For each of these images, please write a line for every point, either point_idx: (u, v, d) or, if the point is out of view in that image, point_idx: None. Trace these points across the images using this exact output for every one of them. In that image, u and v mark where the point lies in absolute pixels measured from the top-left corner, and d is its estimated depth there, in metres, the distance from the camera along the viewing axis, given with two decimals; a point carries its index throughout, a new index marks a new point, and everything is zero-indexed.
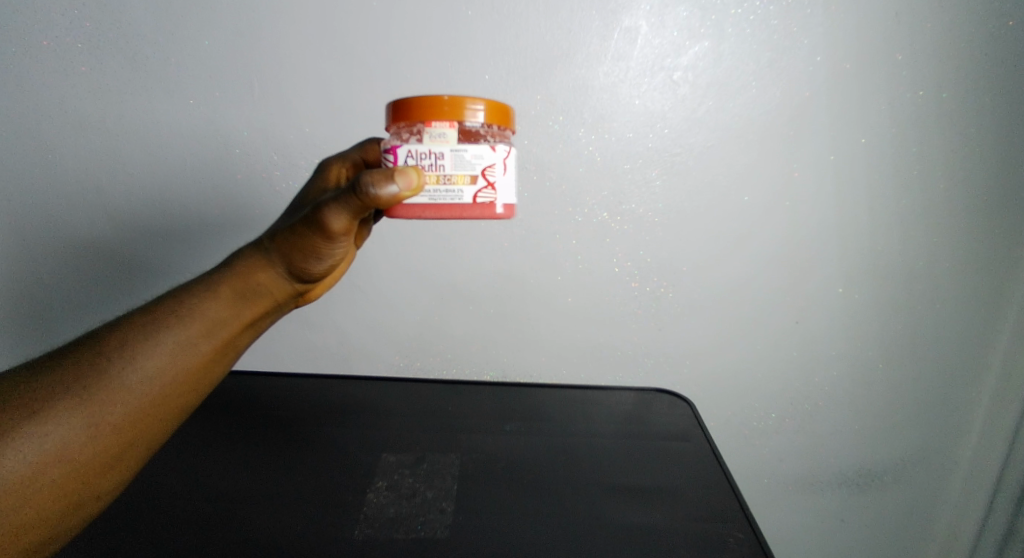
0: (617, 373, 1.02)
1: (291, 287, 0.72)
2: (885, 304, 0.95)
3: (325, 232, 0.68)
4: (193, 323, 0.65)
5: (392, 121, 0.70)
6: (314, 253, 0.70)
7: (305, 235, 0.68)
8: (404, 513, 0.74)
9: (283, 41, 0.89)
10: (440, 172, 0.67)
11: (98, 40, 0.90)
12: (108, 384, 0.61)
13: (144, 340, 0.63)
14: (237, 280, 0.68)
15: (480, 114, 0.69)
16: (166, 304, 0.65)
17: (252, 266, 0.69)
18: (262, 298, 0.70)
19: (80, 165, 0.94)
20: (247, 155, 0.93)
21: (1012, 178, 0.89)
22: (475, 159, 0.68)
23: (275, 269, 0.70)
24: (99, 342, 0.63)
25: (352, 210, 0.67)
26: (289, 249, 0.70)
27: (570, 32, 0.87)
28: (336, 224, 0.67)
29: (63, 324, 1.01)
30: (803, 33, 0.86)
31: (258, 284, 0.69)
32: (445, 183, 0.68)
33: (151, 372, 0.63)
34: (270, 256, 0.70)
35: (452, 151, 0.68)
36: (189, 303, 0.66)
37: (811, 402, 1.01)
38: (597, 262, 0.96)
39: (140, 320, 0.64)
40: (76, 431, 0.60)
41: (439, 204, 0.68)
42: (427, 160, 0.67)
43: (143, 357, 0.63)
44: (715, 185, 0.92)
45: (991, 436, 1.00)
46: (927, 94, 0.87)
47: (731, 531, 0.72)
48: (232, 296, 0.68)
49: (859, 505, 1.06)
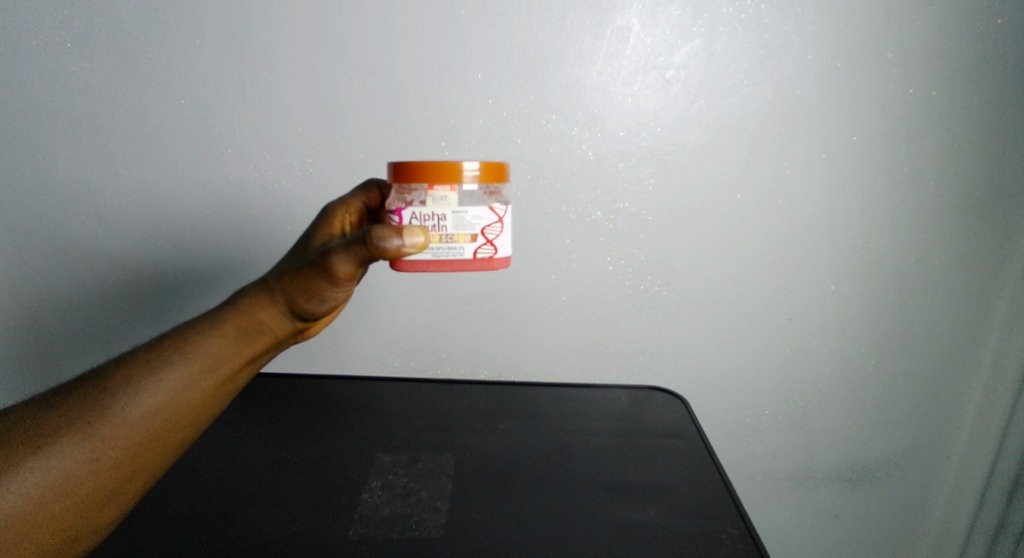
0: (611, 372, 1.02)
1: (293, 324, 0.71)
2: (876, 302, 0.96)
3: (329, 275, 0.68)
4: (196, 359, 0.65)
5: (394, 181, 0.70)
6: (318, 293, 0.70)
7: (310, 276, 0.69)
8: (398, 513, 0.74)
9: (274, 40, 0.89)
10: (442, 232, 0.68)
11: (88, 39, 0.89)
12: (111, 419, 0.61)
13: (148, 376, 0.63)
14: (241, 317, 0.68)
15: (479, 175, 0.70)
16: (171, 340, 0.65)
17: (256, 303, 0.69)
18: (264, 334, 0.69)
19: (71, 166, 0.94)
20: (239, 155, 0.93)
21: (1001, 175, 0.90)
22: (476, 219, 0.69)
23: (278, 306, 0.70)
24: (104, 377, 0.62)
25: (358, 258, 0.67)
26: (293, 289, 0.69)
27: (562, 32, 0.87)
28: (343, 270, 0.67)
29: (53, 327, 1.00)
30: (794, 32, 0.86)
31: (261, 321, 0.69)
32: (448, 242, 0.69)
33: (153, 408, 0.63)
34: (274, 294, 0.70)
35: (454, 213, 0.68)
36: (194, 339, 0.66)
37: (803, 399, 1.01)
38: (590, 261, 0.96)
39: (145, 355, 0.64)
40: (78, 465, 0.59)
41: (442, 260, 0.69)
42: (430, 221, 0.68)
43: (146, 393, 0.63)
44: (707, 184, 0.92)
45: (981, 431, 1.01)
46: (918, 93, 0.87)
47: (723, 527, 0.73)
48: (235, 332, 0.68)
49: (853, 501, 1.07)
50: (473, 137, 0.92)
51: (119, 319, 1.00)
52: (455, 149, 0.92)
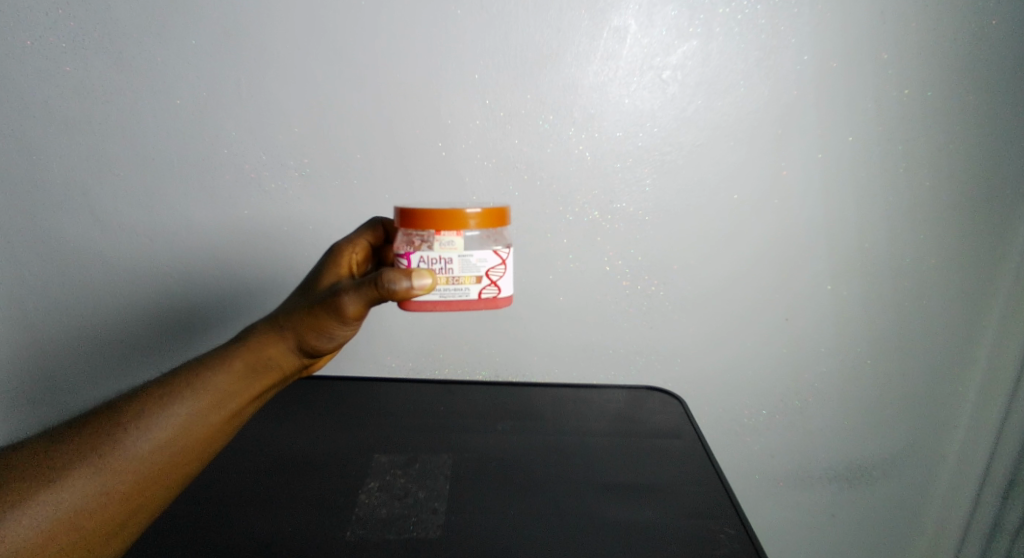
0: (609, 372, 1.02)
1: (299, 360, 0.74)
2: (872, 301, 0.96)
3: (337, 314, 0.71)
4: (205, 396, 0.68)
5: (403, 226, 0.73)
6: (324, 330, 0.73)
7: (317, 316, 0.72)
8: (395, 514, 0.74)
9: (270, 41, 0.88)
10: (449, 274, 0.72)
11: (83, 39, 0.89)
12: (123, 453, 0.64)
13: (159, 412, 0.66)
14: (249, 352, 0.71)
15: (484, 221, 0.72)
16: (182, 376, 0.68)
17: (263, 341, 0.72)
18: (272, 369, 0.72)
19: (66, 166, 0.93)
20: (235, 156, 0.93)
21: (995, 175, 0.90)
22: (480, 262, 0.72)
23: (285, 343, 0.73)
24: (118, 410, 0.66)
25: (366, 299, 0.70)
26: (300, 327, 0.72)
27: (559, 32, 0.87)
28: (351, 309, 0.71)
29: (46, 328, 0.99)
30: (791, 32, 0.86)
31: (268, 357, 0.72)
32: (455, 283, 0.72)
33: (162, 442, 0.66)
34: (281, 333, 0.73)
35: (460, 256, 0.71)
36: (203, 374, 0.69)
37: (801, 399, 1.02)
38: (588, 261, 0.96)
39: (156, 390, 0.67)
40: (90, 497, 0.62)
41: (448, 300, 0.72)
42: (437, 264, 0.71)
43: (156, 428, 0.66)
44: (704, 183, 0.92)
45: (977, 429, 1.01)
46: (913, 93, 0.88)
47: (720, 527, 0.73)
48: (243, 368, 0.71)
49: (850, 500, 1.07)
50: (469, 138, 0.92)
51: (113, 320, 0.99)
52: (452, 149, 0.92)
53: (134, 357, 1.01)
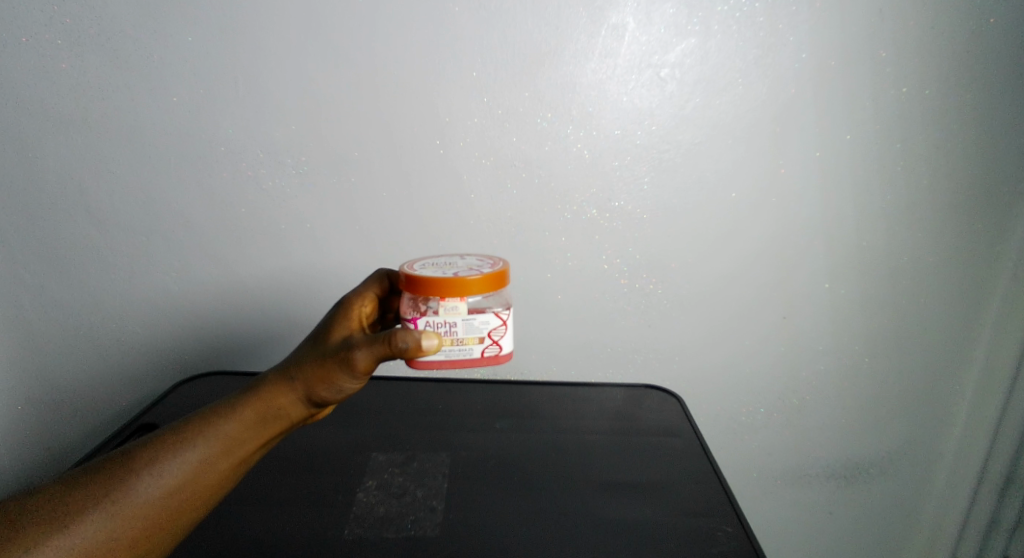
0: (607, 370, 1.02)
1: (311, 411, 0.68)
2: (870, 299, 0.96)
3: (348, 368, 0.66)
4: (216, 444, 0.63)
5: (408, 289, 0.72)
6: (337, 383, 0.67)
7: (331, 366, 0.66)
8: (393, 512, 0.74)
9: (267, 38, 0.88)
10: (454, 336, 0.71)
11: (79, 36, 0.89)
12: (132, 500, 0.60)
13: (170, 459, 0.62)
14: (260, 402, 0.65)
15: (487, 286, 0.72)
16: (193, 422, 0.64)
17: (274, 390, 0.66)
18: (284, 419, 0.66)
19: (62, 164, 0.93)
20: (232, 154, 0.92)
21: (992, 173, 0.90)
22: (483, 324, 0.71)
23: (294, 393, 0.66)
24: (130, 455, 0.61)
25: (377, 353, 0.66)
26: (312, 377, 0.66)
27: (557, 29, 0.87)
28: (363, 364, 0.66)
29: (43, 326, 0.99)
30: (789, 29, 0.86)
31: (279, 407, 0.66)
32: (459, 344, 0.71)
33: (171, 490, 0.61)
34: (293, 382, 0.66)
35: (464, 319, 0.71)
36: (214, 421, 0.64)
37: (798, 396, 1.02)
38: (586, 259, 0.96)
39: (169, 436, 0.63)
40: (98, 544, 0.58)
41: (453, 360, 0.71)
42: (443, 328, 0.70)
43: (167, 475, 0.61)
44: (702, 181, 0.92)
45: (974, 426, 1.02)
46: (911, 91, 0.88)
47: (718, 525, 0.73)
48: (253, 419, 0.65)
49: (848, 497, 1.07)
50: (467, 136, 0.91)
51: (109, 318, 0.99)
52: (449, 147, 0.92)
53: (131, 355, 1.01)
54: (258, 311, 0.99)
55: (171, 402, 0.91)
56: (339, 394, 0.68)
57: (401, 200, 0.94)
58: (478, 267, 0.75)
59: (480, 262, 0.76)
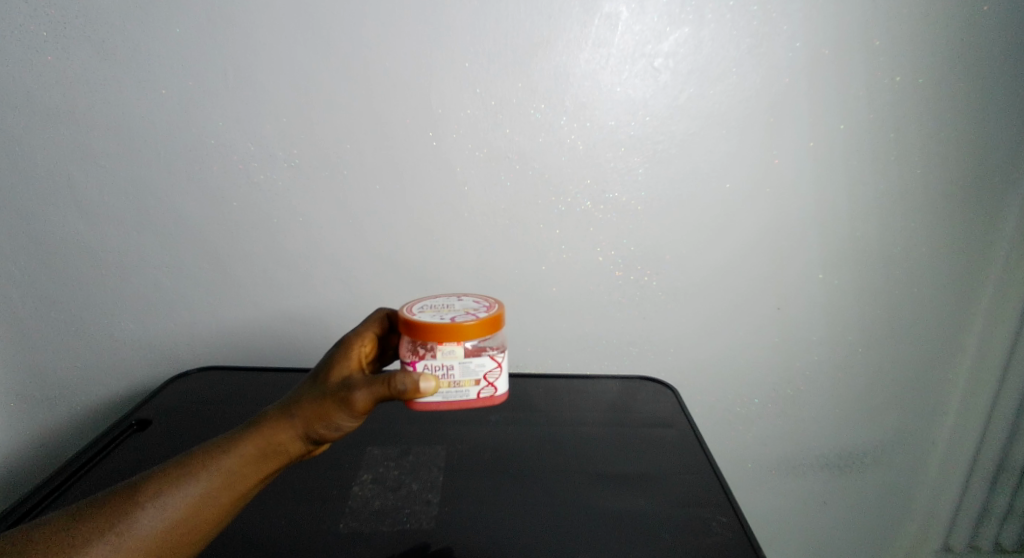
0: (602, 362, 1.01)
1: (309, 448, 0.67)
2: (863, 289, 0.96)
3: (347, 405, 0.66)
4: (219, 478, 0.62)
5: (407, 333, 0.71)
6: (336, 421, 0.66)
7: (331, 404, 0.66)
8: (389, 506, 0.74)
9: (257, 30, 0.87)
10: (450, 378, 0.70)
11: (65, 28, 0.87)
12: (137, 533, 0.59)
13: (175, 492, 0.61)
14: (261, 437, 0.64)
15: (485, 331, 0.71)
16: (197, 455, 0.63)
17: (276, 425, 0.65)
18: (284, 455, 0.66)
19: (50, 158, 0.91)
20: (223, 147, 0.91)
21: (984, 161, 0.91)
22: (479, 366, 0.71)
23: (294, 430, 0.65)
24: (135, 486, 0.61)
25: (377, 392, 0.66)
26: (313, 414, 0.66)
27: (550, 19, 0.87)
28: (364, 403, 0.66)
29: (33, 322, 0.98)
30: (783, 19, 0.86)
31: (280, 444, 0.65)
32: (455, 386, 0.71)
33: (175, 522, 0.61)
34: (293, 419, 0.66)
35: (461, 362, 0.70)
36: (216, 455, 0.63)
37: (793, 387, 1.02)
38: (581, 252, 0.96)
39: (173, 469, 0.62)
40: None
41: (451, 401, 0.71)
42: (440, 370, 0.70)
43: (172, 509, 0.61)
44: (696, 173, 0.92)
45: (966, 415, 1.02)
46: (904, 80, 0.87)
47: (712, 514, 0.73)
48: (255, 454, 0.64)
49: (841, 487, 1.07)
50: (460, 128, 0.91)
51: (100, 314, 0.98)
52: (442, 139, 0.91)
53: (122, 351, 1.00)
54: (251, 305, 0.98)
55: (164, 398, 0.90)
56: (337, 431, 0.67)
57: (394, 194, 0.94)
58: (475, 310, 0.74)
59: (477, 304, 0.75)
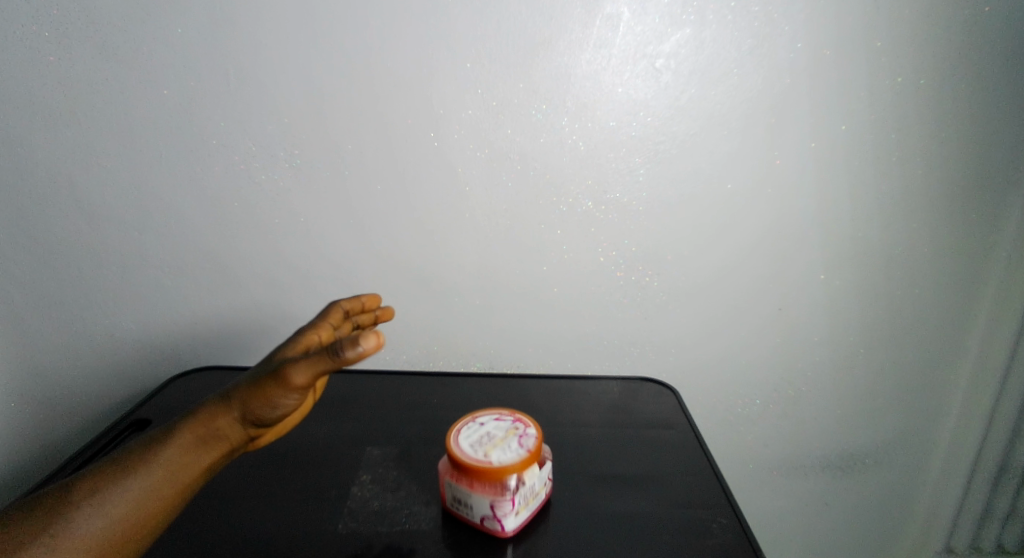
0: (603, 363, 1.01)
1: (251, 433, 0.66)
2: (865, 290, 0.96)
3: (283, 381, 0.63)
4: (157, 469, 0.62)
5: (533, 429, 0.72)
6: (272, 401, 0.64)
7: (265, 384, 0.63)
8: (388, 507, 0.73)
9: (258, 30, 0.87)
10: (529, 487, 0.69)
11: (67, 28, 0.87)
12: (73, 532, 0.59)
13: (112, 486, 0.61)
14: (198, 424, 0.64)
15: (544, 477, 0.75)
16: (135, 449, 0.63)
17: (213, 411, 0.64)
18: (221, 442, 0.64)
19: (51, 158, 0.91)
20: (224, 147, 0.91)
21: (986, 162, 0.91)
22: (539, 495, 0.71)
23: (231, 414, 0.64)
24: (71, 486, 0.61)
25: (314, 364, 0.61)
26: (248, 397, 0.64)
27: (552, 19, 0.87)
28: (300, 376, 0.62)
29: (33, 321, 0.98)
30: (785, 20, 0.86)
31: (218, 429, 0.64)
32: (524, 495, 0.69)
33: (112, 518, 0.60)
34: (230, 403, 0.64)
35: (540, 484, 0.71)
36: (152, 448, 0.63)
37: (794, 387, 1.02)
38: (582, 252, 0.96)
39: (111, 464, 0.62)
40: None
41: (515, 504, 0.68)
42: (532, 476, 0.70)
43: (108, 504, 0.60)
44: (698, 173, 0.92)
45: (968, 416, 1.02)
46: (906, 81, 0.87)
47: (712, 516, 0.73)
48: (192, 440, 0.63)
49: (843, 488, 1.07)
50: (462, 129, 0.91)
51: (100, 314, 0.98)
52: (444, 139, 0.91)
53: (122, 352, 1.00)
54: (252, 306, 0.98)
55: (164, 398, 0.90)
56: (277, 413, 0.65)
57: (396, 194, 0.94)
58: (521, 434, 0.71)
59: None
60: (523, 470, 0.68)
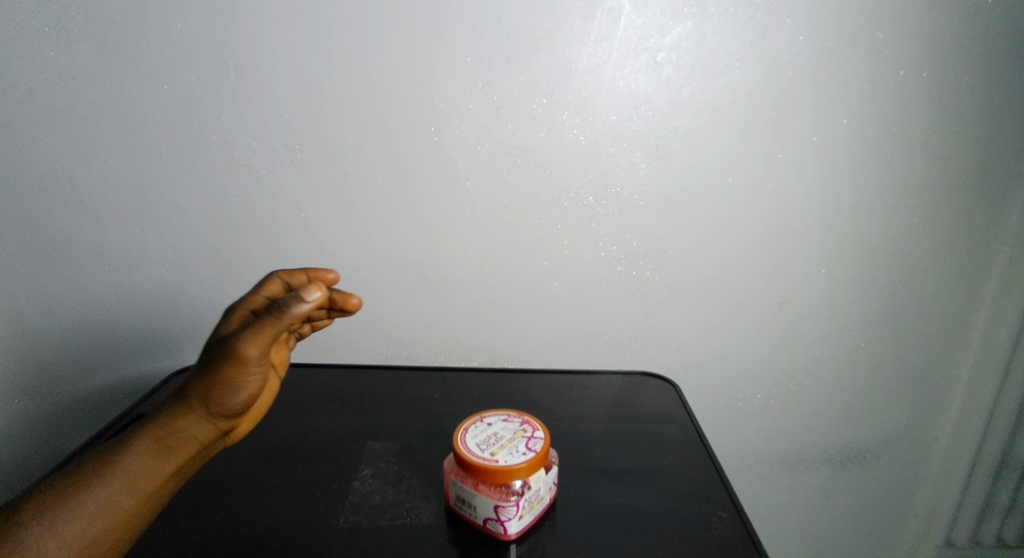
0: (604, 358, 1.01)
1: (216, 427, 0.63)
2: (866, 285, 0.96)
3: (237, 361, 0.61)
4: (114, 480, 0.60)
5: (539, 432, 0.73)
6: (232, 388, 0.62)
7: (221, 370, 0.62)
8: (389, 501, 0.74)
9: (258, 24, 0.87)
10: (535, 491, 0.69)
11: (67, 24, 0.87)
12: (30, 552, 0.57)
13: (67, 501, 0.59)
14: (156, 428, 0.62)
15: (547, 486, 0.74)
16: (88, 461, 0.60)
17: (171, 412, 0.62)
18: (183, 443, 0.62)
19: (52, 153, 0.91)
20: (225, 142, 0.91)
21: (988, 156, 0.90)
22: (543, 503, 0.71)
23: (191, 412, 0.62)
24: (22, 505, 0.58)
25: (265, 333, 0.61)
26: (206, 389, 0.62)
27: (552, 13, 0.86)
28: (250, 350, 0.61)
29: (34, 318, 0.98)
30: (787, 12, 0.85)
31: (178, 430, 0.62)
32: (529, 500, 0.69)
33: (71, 535, 0.58)
34: (189, 401, 0.62)
35: (546, 490, 0.71)
36: (107, 458, 0.60)
37: (795, 382, 1.02)
38: (583, 247, 0.96)
39: (63, 480, 0.59)
40: None
41: (520, 507, 0.68)
42: (539, 481, 0.70)
43: (65, 521, 0.58)
44: (699, 167, 0.91)
45: (969, 410, 1.02)
46: (908, 74, 0.87)
47: (713, 510, 0.73)
48: (152, 445, 0.61)
49: (844, 482, 1.07)
50: (463, 123, 0.90)
51: (102, 310, 0.98)
52: (444, 134, 0.91)
53: (124, 348, 1.00)
54: None
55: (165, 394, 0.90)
56: (238, 399, 0.63)
57: (396, 189, 0.94)
58: (529, 436, 0.72)
59: None
60: (528, 474, 0.69)
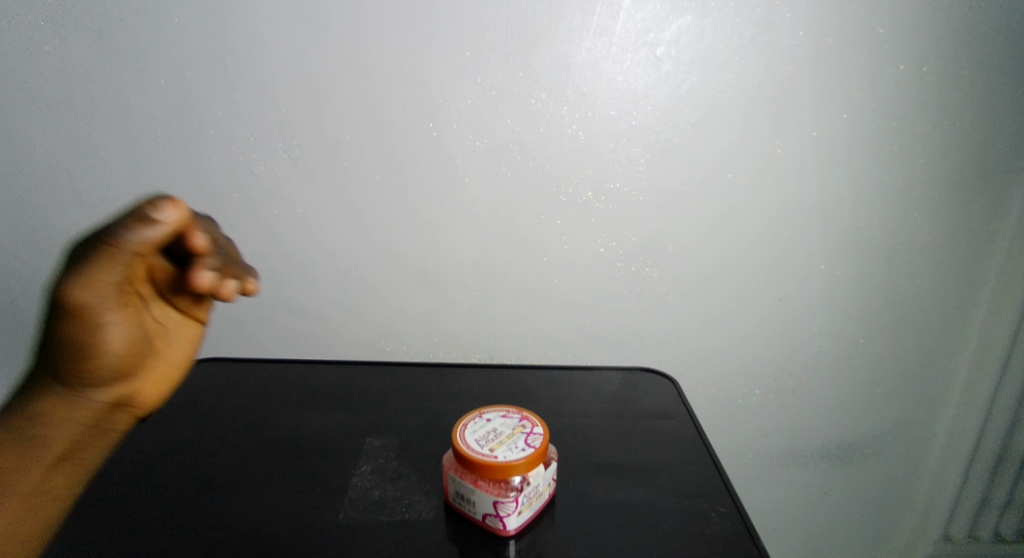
0: (603, 353, 1.01)
1: (89, 388, 0.63)
2: (865, 280, 0.96)
3: (82, 308, 0.60)
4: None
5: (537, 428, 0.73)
6: (93, 339, 0.61)
7: (71, 324, 0.60)
8: (387, 496, 0.73)
9: (255, 18, 0.86)
10: (534, 487, 0.69)
11: (63, 18, 0.86)
12: None
13: None
14: (22, 405, 0.61)
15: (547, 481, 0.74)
16: None
17: (37, 384, 0.62)
18: (55, 414, 0.62)
19: (48, 149, 0.91)
20: (222, 137, 0.91)
21: (988, 151, 0.90)
22: (542, 498, 0.71)
23: (57, 380, 0.62)
24: None
25: (103, 268, 0.59)
26: (65, 348, 0.61)
27: (551, 7, 0.86)
28: (90, 292, 0.59)
29: (31, 314, 0.97)
30: (787, 7, 0.85)
31: (47, 400, 0.62)
32: (528, 495, 0.69)
33: None
34: (53, 368, 0.62)
35: (545, 486, 0.71)
36: None
37: (794, 377, 1.02)
38: (582, 243, 0.95)
39: None
40: None
41: (519, 503, 0.68)
42: (537, 476, 0.70)
43: None
44: (698, 163, 0.91)
45: (967, 405, 1.02)
46: (909, 69, 0.87)
47: (711, 505, 0.73)
48: (22, 424, 0.61)
49: (842, 478, 1.07)
50: (461, 118, 0.90)
51: None
52: (443, 130, 0.91)
53: None
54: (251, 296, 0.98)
55: None
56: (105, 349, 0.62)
57: (394, 184, 0.93)
58: (528, 432, 0.72)
59: None
60: (527, 470, 0.69)
